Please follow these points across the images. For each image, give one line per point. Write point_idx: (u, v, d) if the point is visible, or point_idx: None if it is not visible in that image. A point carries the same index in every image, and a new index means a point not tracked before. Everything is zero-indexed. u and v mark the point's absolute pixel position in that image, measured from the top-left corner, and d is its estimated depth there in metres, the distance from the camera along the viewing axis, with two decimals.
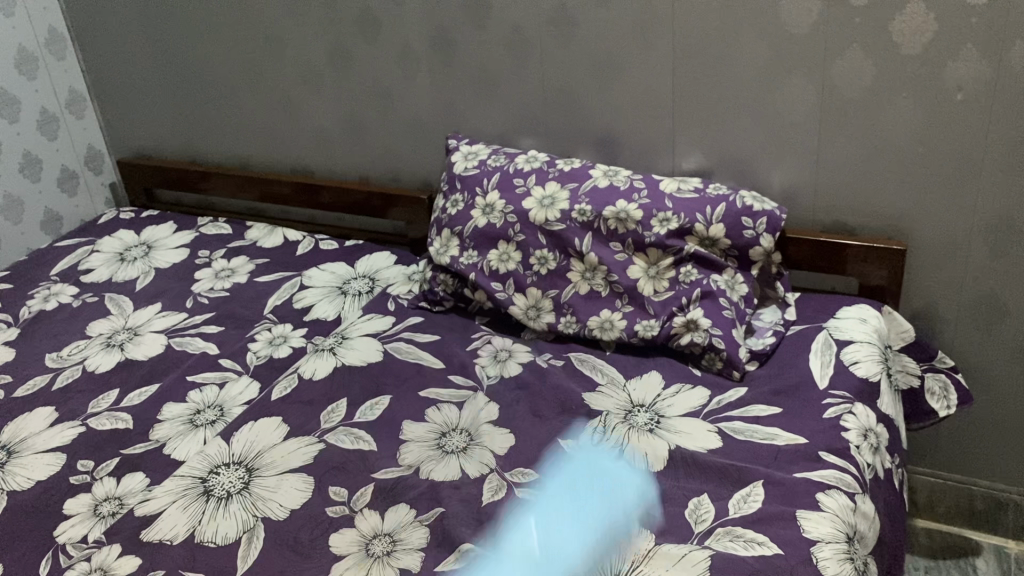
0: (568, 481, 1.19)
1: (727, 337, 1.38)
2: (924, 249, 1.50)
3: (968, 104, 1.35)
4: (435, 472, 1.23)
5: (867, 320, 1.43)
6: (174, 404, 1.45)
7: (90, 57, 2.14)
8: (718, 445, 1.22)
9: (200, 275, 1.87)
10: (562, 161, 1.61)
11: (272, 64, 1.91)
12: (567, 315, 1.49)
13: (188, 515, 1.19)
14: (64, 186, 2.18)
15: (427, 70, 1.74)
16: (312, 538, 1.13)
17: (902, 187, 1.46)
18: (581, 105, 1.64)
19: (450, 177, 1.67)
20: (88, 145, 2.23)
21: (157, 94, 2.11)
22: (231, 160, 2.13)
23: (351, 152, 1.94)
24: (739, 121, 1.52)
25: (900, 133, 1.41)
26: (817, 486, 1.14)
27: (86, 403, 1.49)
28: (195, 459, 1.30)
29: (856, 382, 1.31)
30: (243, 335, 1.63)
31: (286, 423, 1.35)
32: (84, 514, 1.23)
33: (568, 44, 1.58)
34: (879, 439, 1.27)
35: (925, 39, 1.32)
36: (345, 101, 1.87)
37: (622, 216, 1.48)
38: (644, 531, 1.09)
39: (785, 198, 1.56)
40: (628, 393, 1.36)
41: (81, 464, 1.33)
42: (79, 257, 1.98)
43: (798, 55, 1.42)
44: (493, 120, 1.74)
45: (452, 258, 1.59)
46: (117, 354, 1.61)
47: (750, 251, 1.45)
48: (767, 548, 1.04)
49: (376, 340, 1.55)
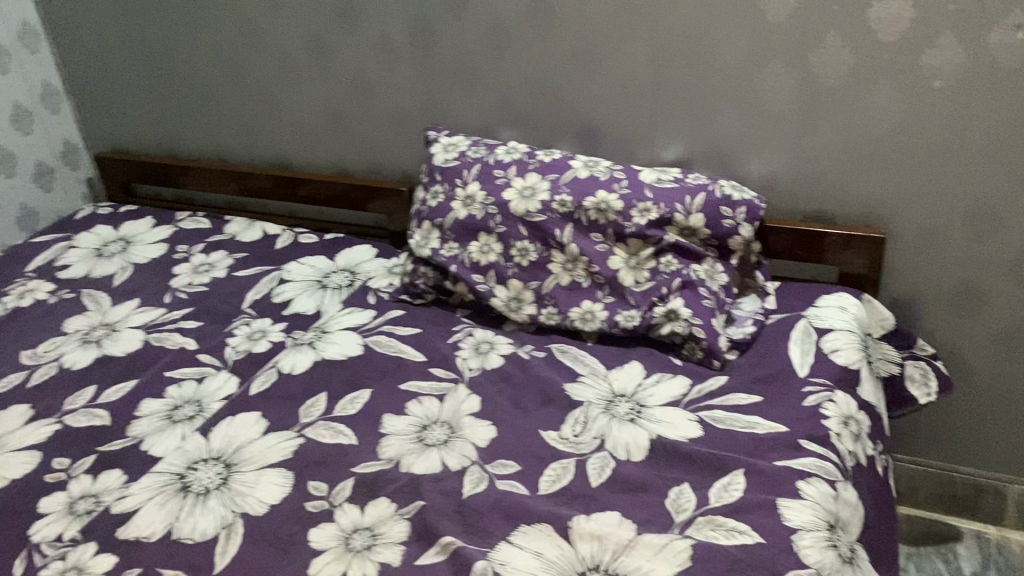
0: (549, 472, 1.19)
1: (708, 326, 1.37)
2: (904, 237, 1.51)
3: (947, 91, 1.35)
4: (415, 465, 1.22)
5: (846, 308, 1.43)
6: (152, 400, 1.44)
7: (65, 50, 2.11)
8: (699, 434, 1.22)
9: (178, 270, 1.85)
10: (543, 152, 1.61)
11: (249, 56, 1.89)
12: (549, 306, 1.49)
13: (165, 511, 1.17)
14: (39, 181, 2.15)
15: (406, 61, 1.73)
16: (291, 533, 1.12)
17: (881, 175, 1.46)
18: (561, 95, 1.63)
19: (430, 169, 1.65)
20: (64, 140, 2.20)
21: (134, 87, 2.09)
22: (209, 154, 2.10)
23: (330, 145, 1.93)
24: (719, 110, 1.52)
25: (879, 121, 1.41)
26: (798, 474, 1.14)
27: (63, 400, 1.47)
28: (173, 455, 1.28)
29: (837, 369, 1.31)
30: (222, 330, 1.62)
31: (265, 418, 1.34)
32: (61, 512, 1.21)
33: (548, 34, 1.57)
34: (860, 427, 1.27)
35: (903, 26, 1.32)
36: (323, 93, 1.86)
37: (602, 207, 1.47)
38: (625, 521, 1.09)
39: (765, 188, 1.56)
40: (609, 383, 1.36)
41: (58, 462, 1.32)
42: (55, 253, 1.96)
43: (777, 43, 1.41)
44: (473, 111, 1.73)
45: (432, 250, 1.58)
46: (94, 351, 1.59)
47: (730, 241, 1.45)
48: (748, 536, 1.04)
49: (356, 333, 1.54)
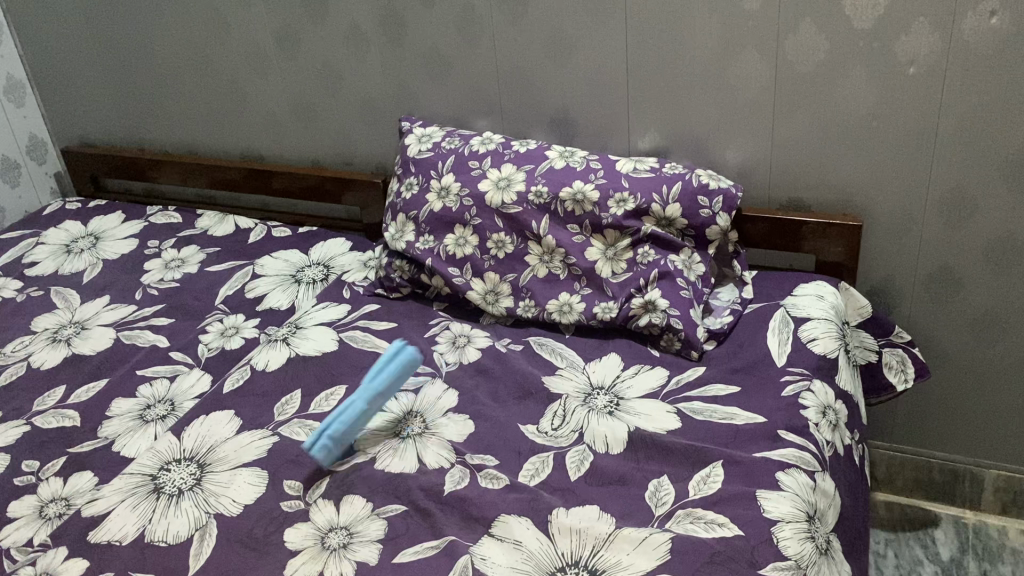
0: (527, 466, 1.18)
1: (685, 317, 1.37)
2: (880, 225, 1.51)
3: (921, 77, 1.34)
4: (392, 464, 1.20)
5: (824, 297, 1.43)
6: (124, 399, 1.41)
7: (29, 42, 2.06)
8: (678, 426, 1.21)
9: (149, 266, 1.82)
10: (518, 142, 1.59)
11: (217, 47, 1.86)
12: (525, 298, 1.47)
13: (137, 513, 1.15)
14: (5, 176, 2.10)
15: (377, 50, 1.70)
16: (266, 533, 1.11)
17: (857, 162, 1.46)
18: (535, 84, 1.61)
19: (404, 160, 1.63)
20: (30, 133, 2.15)
21: (101, 80, 2.05)
22: (179, 147, 2.07)
23: (302, 136, 1.90)
24: (693, 98, 1.51)
25: (853, 108, 1.41)
26: (776, 464, 1.13)
27: (31, 401, 1.44)
28: (146, 455, 1.25)
29: (814, 358, 1.31)
30: (194, 327, 1.59)
31: (238, 416, 1.32)
32: (30, 516, 1.19)
33: (520, 22, 1.55)
34: (838, 416, 1.27)
35: (877, 13, 1.32)
36: (294, 84, 1.83)
37: (579, 198, 1.46)
38: (605, 515, 1.08)
39: (741, 176, 1.55)
40: (587, 375, 1.35)
41: (27, 465, 1.29)
42: (23, 249, 1.92)
43: (750, 31, 1.40)
44: (446, 102, 1.70)
45: (407, 243, 1.56)
46: (63, 350, 1.56)
47: (707, 230, 1.44)
48: (728, 529, 1.04)
49: (332, 329, 1.52)
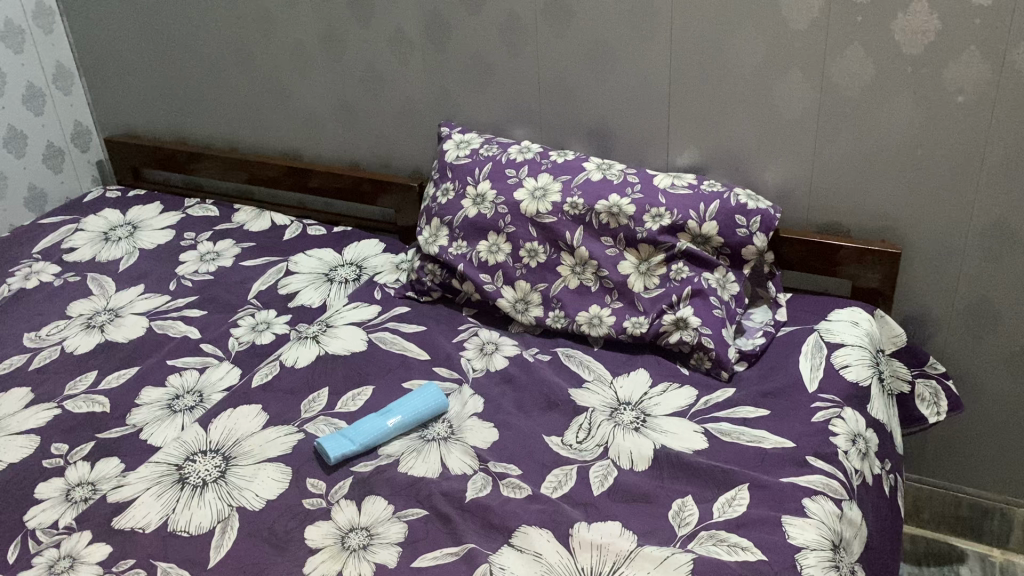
0: (551, 478, 1.17)
1: (717, 336, 1.36)
2: (920, 254, 1.48)
3: (969, 106, 1.33)
4: (415, 467, 1.20)
5: (858, 323, 1.41)
6: (153, 389, 1.42)
7: (80, 32, 2.10)
8: (704, 446, 1.20)
9: (185, 257, 1.84)
10: (556, 152, 1.59)
11: (263, 45, 1.88)
12: (555, 309, 1.47)
13: (162, 502, 1.16)
14: (49, 162, 2.14)
15: (419, 55, 1.71)
16: (287, 529, 1.11)
17: (898, 189, 1.44)
18: (575, 95, 1.61)
19: (442, 166, 1.64)
20: (75, 121, 2.19)
21: (147, 72, 2.08)
22: (220, 141, 2.09)
23: (341, 137, 1.91)
24: (734, 116, 1.50)
25: (896, 135, 1.39)
26: (803, 491, 1.12)
27: (63, 384, 1.46)
28: (171, 444, 1.27)
29: (846, 386, 1.30)
30: (226, 320, 1.61)
31: (265, 411, 1.33)
32: (56, 499, 1.20)
33: (564, 33, 1.55)
34: (868, 445, 1.25)
35: (926, 40, 1.30)
36: (335, 84, 1.84)
37: (614, 211, 1.45)
38: (627, 532, 1.07)
39: (780, 197, 1.54)
40: (615, 390, 1.34)
41: (56, 448, 1.31)
42: (63, 235, 1.95)
43: (796, 52, 1.39)
44: (486, 109, 1.71)
45: (440, 247, 1.57)
46: (97, 336, 1.58)
47: (743, 250, 1.43)
48: (751, 553, 1.03)
49: (361, 329, 1.52)
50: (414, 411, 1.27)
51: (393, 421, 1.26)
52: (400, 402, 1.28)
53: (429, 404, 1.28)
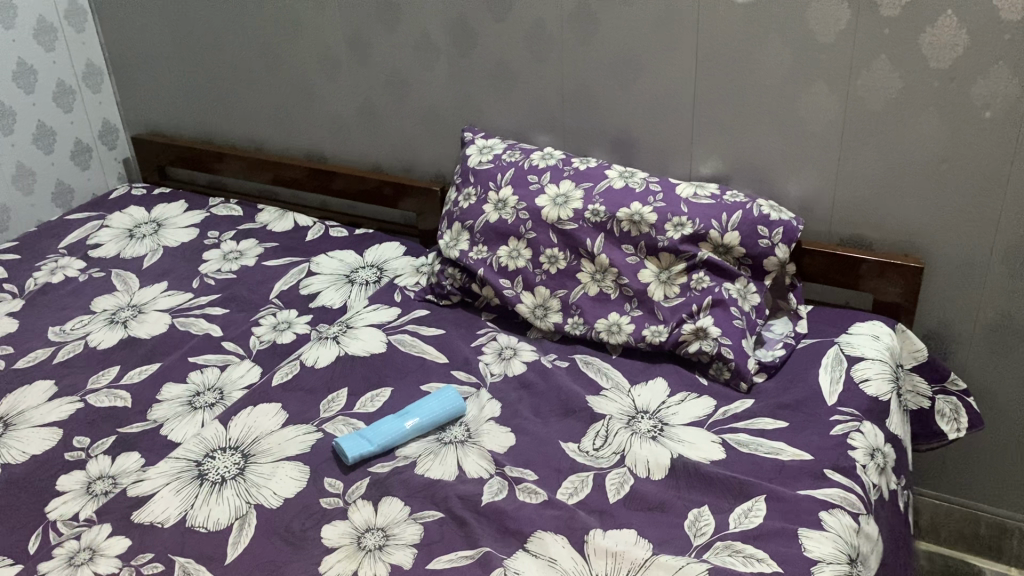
0: (567, 484, 1.17)
1: (736, 347, 1.35)
2: (942, 269, 1.47)
3: (995, 122, 1.32)
4: (432, 470, 1.21)
5: (879, 337, 1.40)
6: (174, 385, 1.44)
7: (110, 31, 2.12)
8: (721, 456, 1.20)
9: (208, 256, 1.86)
10: (579, 159, 1.59)
11: (290, 48, 1.89)
12: (574, 315, 1.47)
13: (181, 498, 1.17)
14: (77, 159, 2.17)
15: (445, 60, 1.72)
16: (304, 528, 1.12)
17: (923, 203, 1.43)
18: (599, 103, 1.61)
19: (464, 171, 1.65)
20: (103, 119, 2.21)
21: (175, 72, 2.10)
22: (245, 141, 2.11)
23: (364, 140, 1.93)
24: (758, 127, 1.50)
25: (921, 150, 1.39)
26: (820, 504, 1.11)
27: (86, 378, 1.47)
28: (191, 441, 1.28)
29: (865, 400, 1.29)
30: (247, 319, 1.62)
31: (285, 410, 1.34)
32: (77, 492, 1.22)
33: (589, 41, 1.56)
34: (886, 460, 1.24)
35: (955, 54, 1.30)
36: (361, 87, 1.86)
37: (636, 219, 1.45)
38: (642, 540, 1.07)
39: (802, 209, 1.54)
40: (632, 398, 1.34)
41: (78, 441, 1.32)
42: (88, 231, 1.97)
43: (822, 64, 1.39)
44: (510, 115, 1.72)
45: (461, 252, 1.57)
46: (120, 331, 1.60)
47: (764, 261, 1.42)
48: (767, 565, 1.02)
49: (381, 331, 1.53)
50: (432, 413, 1.28)
51: (410, 424, 1.26)
52: (418, 404, 1.29)
53: (447, 407, 1.29)
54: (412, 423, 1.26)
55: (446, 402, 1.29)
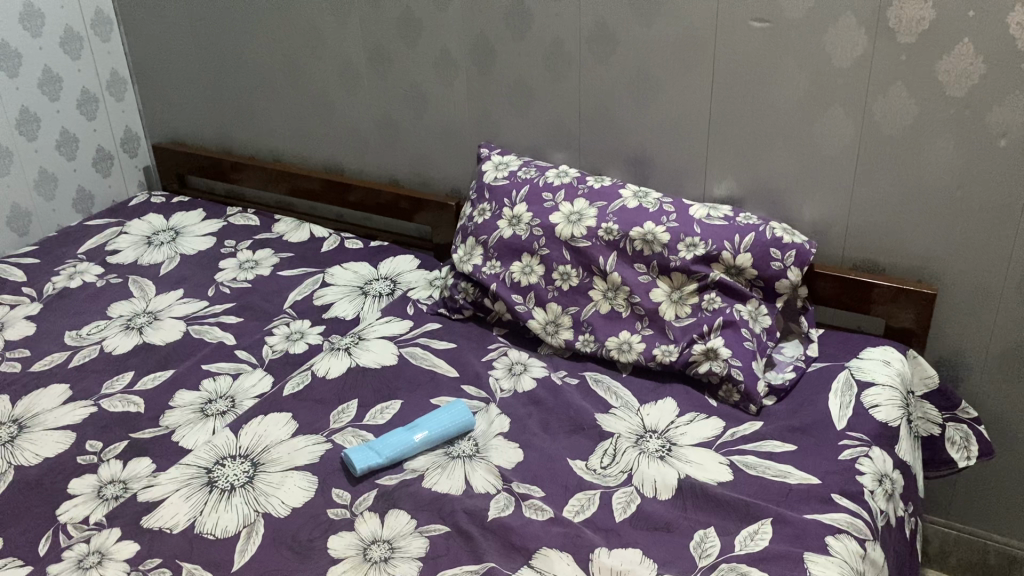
0: (573, 501, 1.18)
1: (746, 368, 1.35)
2: (956, 295, 1.47)
3: (1011, 150, 1.32)
4: (439, 483, 1.21)
5: (890, 363, 1.40)
6: (187, 392, 1.45)
7: (135, 41, 2.16)
8: (728, 478, 1.20)
9: (225, 265, 1.88)
10: (593, 178, 1.60)
11: (311, 61, 1.92)
12: (586, 332, 1.48)
13: (190, 504, 1.18)
14: (98, 166, 2.19)
15: (464, 77, 1.74)
16: (311, 537, 1.13)
17: (937, 229, 1.43)
18: (616, 122, 1.62)
19: (480, 186, 1.66)
20: (125, 127, 2.25)
21: (198, 83, 2.13)
22: (264, 152, 2.13)
23: (382, 154, 1.94)
24: (773, 150, 1.50)
25: (936, 176, 1.39)
26: (826, 529, 1.11)
27: (100, 383, 1.49)
28: (202, 447, 1.29)
29: (874, 425, 1.29)
30: (261, 328, 1.64)
31: (295, 419, 1.35)
32: (88, 495, 1.23)
33: (607, 60, 1.57)
34: (894, 486, 1.23)
35: (971, 83, 1.30)
36: (380, 102, 1.88)
37: (649, 238, 1.46)
38: (646, 560, 1.07)
39: (816, 232, 1.54)
40: (641, 417, 1.34)
41: (90, 445, 1.34)
42: (107, 237, 2.00)
43: (838, 89, 1.40)
44: (526, 132, 1.73)
45: (474, 266, 1.58)
46: (135, 337, 1.62)
47: (776, 283, 1.42)
48: None
49: (392, 343, 1.54)
50: (440, 426, 1.28)
51: (417, 437, 1.27)
52: (427, 418, 1.30)
53: (457, 421, 1.29)
54: (419, 436, 1.27)
55: (455, 415, 1.30)
